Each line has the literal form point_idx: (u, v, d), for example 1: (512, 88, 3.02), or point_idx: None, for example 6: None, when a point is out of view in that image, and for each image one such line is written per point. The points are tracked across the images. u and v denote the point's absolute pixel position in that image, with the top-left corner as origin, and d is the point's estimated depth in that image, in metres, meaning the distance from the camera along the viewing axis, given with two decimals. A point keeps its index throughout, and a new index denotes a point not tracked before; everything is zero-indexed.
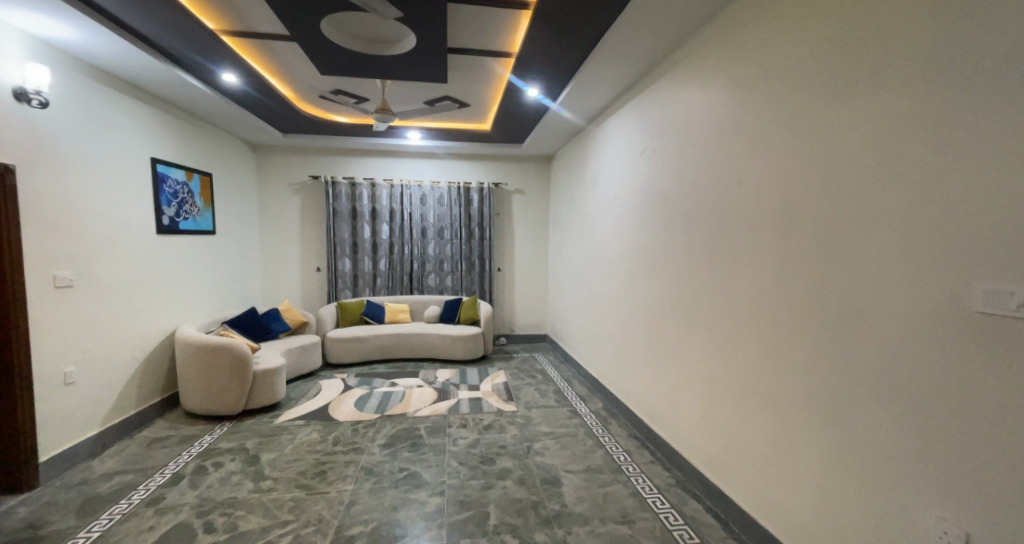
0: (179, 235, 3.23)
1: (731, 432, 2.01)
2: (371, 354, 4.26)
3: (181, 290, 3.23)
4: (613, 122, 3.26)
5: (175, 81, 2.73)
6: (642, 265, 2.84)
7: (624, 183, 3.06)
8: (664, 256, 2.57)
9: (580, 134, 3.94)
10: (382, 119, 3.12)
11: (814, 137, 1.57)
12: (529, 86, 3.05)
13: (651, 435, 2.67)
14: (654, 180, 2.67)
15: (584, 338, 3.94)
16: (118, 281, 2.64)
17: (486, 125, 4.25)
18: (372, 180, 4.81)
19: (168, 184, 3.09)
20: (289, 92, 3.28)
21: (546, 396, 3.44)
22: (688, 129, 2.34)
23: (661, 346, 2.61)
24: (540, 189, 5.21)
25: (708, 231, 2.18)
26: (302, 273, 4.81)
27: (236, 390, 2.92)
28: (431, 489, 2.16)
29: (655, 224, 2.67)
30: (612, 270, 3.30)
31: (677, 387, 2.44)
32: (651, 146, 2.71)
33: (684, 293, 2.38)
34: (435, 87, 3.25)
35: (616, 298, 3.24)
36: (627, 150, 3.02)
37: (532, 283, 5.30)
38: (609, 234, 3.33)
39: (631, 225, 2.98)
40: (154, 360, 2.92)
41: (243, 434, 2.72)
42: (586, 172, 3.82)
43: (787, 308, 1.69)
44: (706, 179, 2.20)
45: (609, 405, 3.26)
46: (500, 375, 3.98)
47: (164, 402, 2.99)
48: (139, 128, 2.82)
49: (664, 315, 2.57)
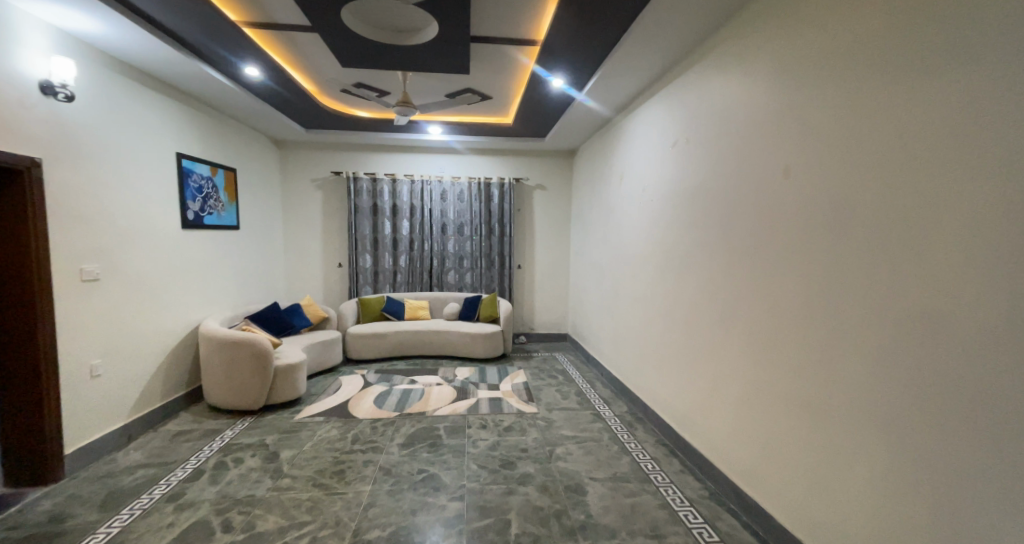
0: (204, 230, 3.26)
1: (770, 444, 1.86)
2: (390, 350, 4.24)
3: (206, 284, 3.27)
4: (642, 112, 3.10)
5: (198, 75, 2.73)
6: (672, 263, 2.69)
7: (654, 176, 2.91)
8: (697, 255, 2.42)
9: (606, 126, 3.79)
10: (403, 112, 3.05)
11: (876, 120, 1.40)
12: (554, 76, 2.93)
13: (680, 443, 2.53)
14: (688, 173, 2.51)
15: (607, 338, 3.80)
16: (144, 275, 2.68)
17: (508, 118, 4.14)
18: (393, 176, 4.78)
19: (193, 179, 3.12)
20: (311, 86, 3.27)
21: (568, 397, 3.33)
22: (727, 117, 2.18)
23: (693, 349, 2.46)
24: (562, 184, 5.07)
25: (748, 227, 2.02)
26: (324, 269, 4.83)
27: (257, 385, 2.92)
28: (451, 492, 2.09)
29: (688, 220, 2.52)
30: (639, 269, 3.15)
31: (710, 393, 2.29)
32: (685, 136, 2.55)
33: (720, 294, 2.23)
34: (456, 79, 3.17)
35: (643, 296, 3.09)
36: (658, 142, 2.86)
37: (553, 280, 5.18)
38: (637, 230, 3.19)
39: (661, 222, 2.83)
40: (179, 354, 2.96)
41: (264, 430, 2.72)
42: (612, 166, 3.67)
43: (839, 312, 1.53)
44: (746, 170, 2.04)
45: (634, 408, 3.12)
46: (520, 374, 3.88)
47: (189, 396, 3.04)
48: (164, 124, 2.85)
49: (697, 317, 2.42)
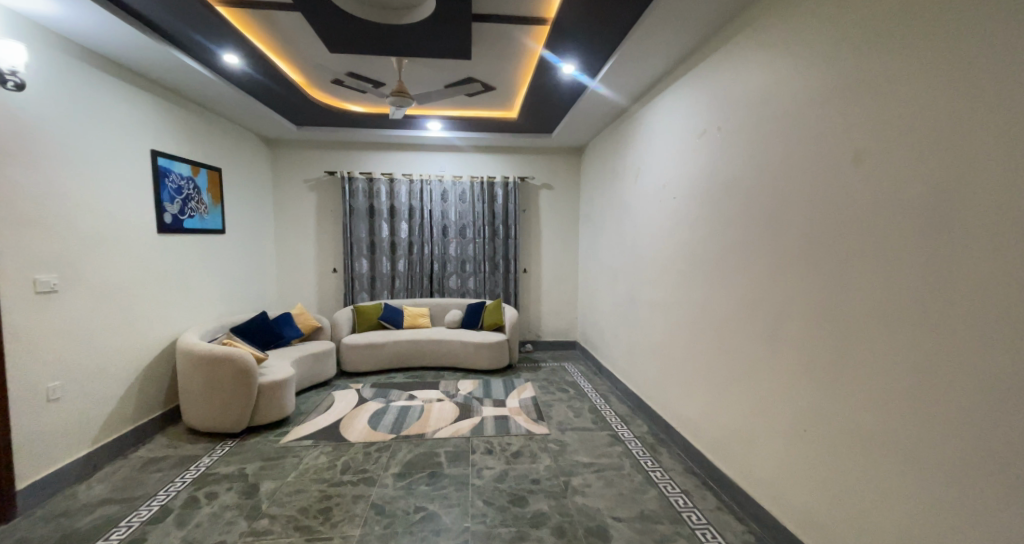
0: (183, 235, 3.00)
1: (833, 485, 1.56)
2: (388, 361, 3.97)
3: (186, 293, 3.01)
4: (660, 103, 2.82)
5: (172, 63, 2.47)
6: (702, 268, 2.39)
7: (678, 170, 2.61)
8: (735, 258, 2.12)
9: (618, 120, 3.51)
10: (400, 104, 2.77)
11: (1004, 88, 1.10)
12: (564, 62, 2.65)
13: (714, 473, 2.24)
14: (723, 166, 2.21)
15: (622, 349, 3.50)
16: (112, 284, 2.42)
17: (513, 112, 3.87)
18: (391, 175, 4.51)
19: (171, 179, 2.87)
20: (298, 77, 3.00)
21: (581, 415, 3.04)
22: (772, 100, 1.87)
23: (729, 367, 2.16)
24: (570, 183, 4.79)
25: (799, 226, 1.72)
26: (318, 275, 4.56)
27: (240, 405, 2.65)
28: (453, 538, 1.80)
29: (723, 219, 2.21)
30: (661, 275, 2.85)
31: (752, 417, 1.99)
32: (718, 125, 2.24)
33: (765, 304, 1.92)
34: (457, 67, 2.89)
35: (665, 304, 2.80)
36: (683, 132, 2.55)
37: (561, 285, 4.89)
38: (658, 231, 2.88)
39: (688, 222, 2.53)
40: (154, 371, 2.69)
41: (244, 457, 2.44)
42: (627, 161, 3.37)
43: (936, 333, 1.23)
44: (797, 160, 1.73)
45: (656, 429, 2.82)
46: (528, 387, 3.59)
47: (166, 417, 2.76)
48: (136, 118, 2.59)
49: (734, 330, 2.13)
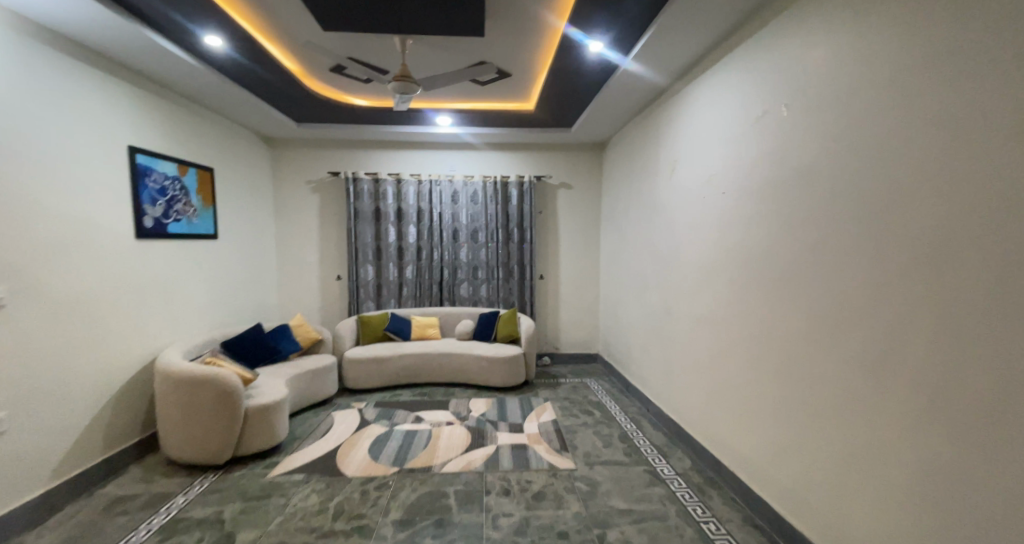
0: (167, 241, 2.72)
1: None
2: (393, 377, 3.63)
3: (170, 305, 2.72)
4: (702, 86, 2.44)
5: (144, 45, 2.19)
6: (763, 277, 1.98)
7: (730, 161, 2.20)
8: (810, 265, 1.71)
9: (649, 109, 3.13)
10: (403, 91, 2.44)
11: None
12: (591, 38, 2.29)
13: (783, 530, 1.82)
14: (793, 153, 1.80)
15: (655, 366, 3.09)
16: (78, 296, 2.14)
17: (529, 104, 3.52)
18: (398, 175, 4.20)
19: (152, 179, 2.60)
20: (293, 65, 2.71)
21: (611, 445, 2.64)
22: (867, 65, 1.47)
23: (802, 399, 1.75)
24: (590, 182, 4.41)
25: (914, 224, 1.32)
26: (321, 282, 4.27)
27: (223, 433, 2.33)
28: None
29: (792, 218, 1.81)
30: (706, 285, 2.44)
31: (837, 466, 1.58)
32: (785, 102, 1.84)
33: (857, 324, 1.51)
34: (468, 49, 2.56)
35: (710, 318, 2.40)
36: (735, 114, 2.15)
37: (581, 293, 4.49)
38: (702, 233, 2.47)
39: (744, 222, 2.12)
40: (129, 394, 2.40)
41: (223, 496, 2.11)
42: (661, 154, 2.98)
43: None
44: (909, 138, 1.33)
45: (702, 464, 2.41)
46: (548, 409, 3.21)
47: (142, 445, 2.47)
48: (109, 111, 2.33)
49: (809, 354, 1.71)
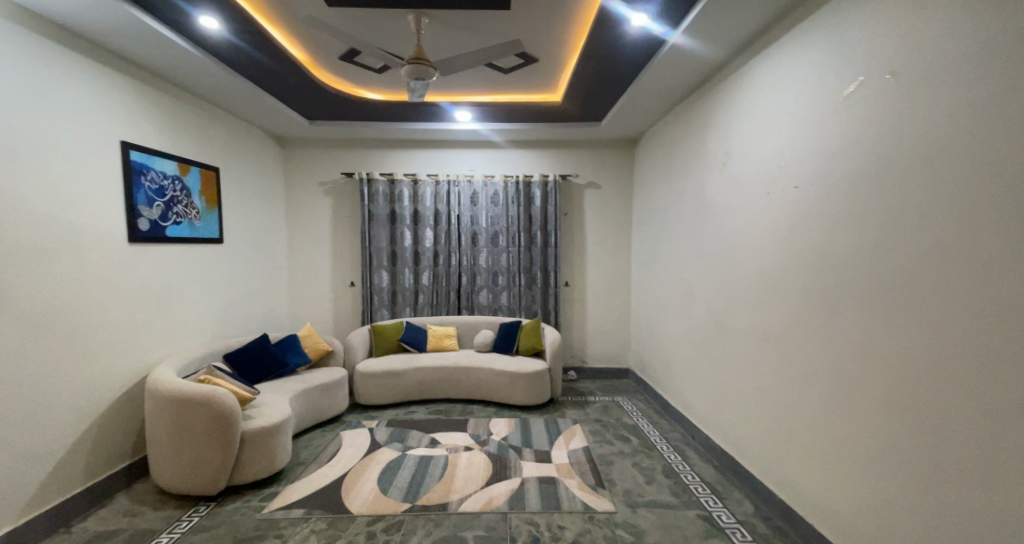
0: (164, 244, 2.52)
1: None
2: (407, 393, 3.35)
3: (167, 315, 2.52)
4: (768, 61, 2.07)
5: (134, 28, 1.99)
6: (851, 289, 1.60)
7: (806, 148, 1.83)
8: (927, 275, 1.33)
9: (696, 95, 2.77)
10: (418, 75, 2.17)
11: None
12: (634, 10, 1.98)
13: None
14: (901, 132, 1.41)
15: (702, 388, 2.70)
16: (64, 306, 1.95)
17: (556, 95, 3.22)
18: (414, 176, 3.95)
19: (149, 178, 2.40)
20: (299, 52, 2.49)
21: (655, 482, 2.27)
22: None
23: (916, 448, 1.35)
24: (621, 181, 4.06)
25: None
26: (334, 289, 4.04)
27: (216, 462, 2.08)
28: None
29: (895, 214, 1.43)
30: (771, 296, 2.06)
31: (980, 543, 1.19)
32: (890, 69, 1.46)
33: (1007, 355, 1.13)
34: (492, 27, 2.27)
35: (778, 336, 2.01)
36: (815, 90, 1.78)
37: (610, 301, 4.13)
38: (765, 236, 2.10)
39: (824, 222, 1.74)
40: (117, 414, 2.18)
41: (211, 537, 1.85)
42: (711, 145, 2.61)
43: None
44: None
45: (767, 511, 2.02)
46: (577, 434, 2.86)
47: (130, 471, 2.24)
48: (100, 103, 2.15)
49: (927, 390, 1.33)
